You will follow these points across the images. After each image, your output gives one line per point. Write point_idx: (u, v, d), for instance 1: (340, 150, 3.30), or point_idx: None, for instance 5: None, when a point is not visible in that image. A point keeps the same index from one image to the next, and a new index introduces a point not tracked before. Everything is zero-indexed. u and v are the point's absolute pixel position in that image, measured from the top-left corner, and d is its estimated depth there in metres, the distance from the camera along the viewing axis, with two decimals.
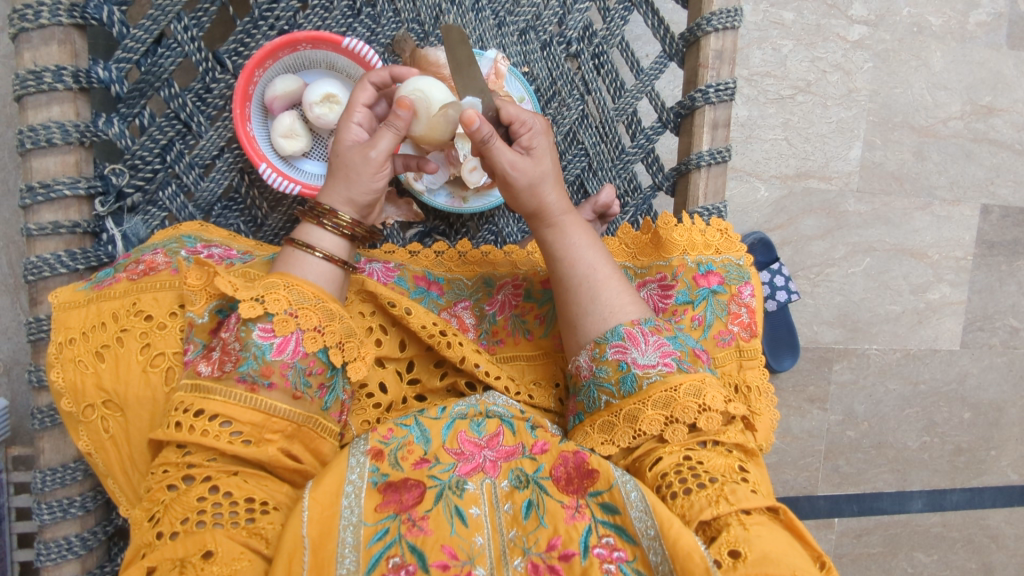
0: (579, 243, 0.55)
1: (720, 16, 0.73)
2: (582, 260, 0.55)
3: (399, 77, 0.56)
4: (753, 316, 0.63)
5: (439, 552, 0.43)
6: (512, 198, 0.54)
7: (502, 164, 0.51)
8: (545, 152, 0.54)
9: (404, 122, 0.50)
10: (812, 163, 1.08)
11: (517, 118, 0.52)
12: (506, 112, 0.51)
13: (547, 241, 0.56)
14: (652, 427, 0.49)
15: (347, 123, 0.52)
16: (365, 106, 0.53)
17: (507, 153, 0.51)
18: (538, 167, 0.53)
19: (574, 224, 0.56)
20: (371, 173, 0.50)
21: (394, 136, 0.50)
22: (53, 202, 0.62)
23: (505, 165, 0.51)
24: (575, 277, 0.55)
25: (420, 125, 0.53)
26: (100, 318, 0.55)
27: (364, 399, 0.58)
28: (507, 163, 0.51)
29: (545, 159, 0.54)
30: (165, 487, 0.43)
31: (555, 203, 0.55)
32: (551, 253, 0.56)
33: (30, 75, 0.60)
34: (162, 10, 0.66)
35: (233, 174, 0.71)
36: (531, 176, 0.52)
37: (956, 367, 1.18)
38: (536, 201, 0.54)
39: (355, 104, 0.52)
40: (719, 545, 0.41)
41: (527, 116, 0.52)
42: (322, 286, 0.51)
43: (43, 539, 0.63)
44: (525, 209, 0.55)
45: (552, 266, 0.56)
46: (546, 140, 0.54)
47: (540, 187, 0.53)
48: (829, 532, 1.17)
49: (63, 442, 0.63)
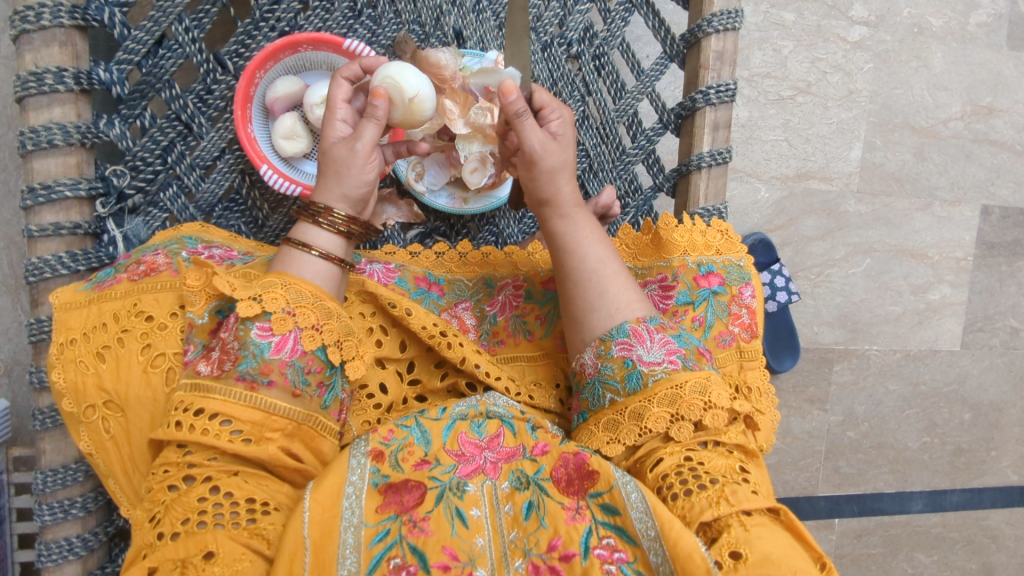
0: (587, 238, 0.55)
1: (721, 18, 0.73)
2: (590, 255, 0.55)
3: (371, 68, 0.56)
4: (754, 317, 0.63)
5: (440, 553, 0.43)
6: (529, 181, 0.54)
7: (529, 142, 0.51)
8: (569, 143, 0.55)
9: (382, 111, 0.51)
10: (812, 164, 1.08)
11: (548, 105, 0.54)
12: (539, 97, 0.53)
13: (558, 233, 0.55)
14: (658, 424, 0.49)
15: (331, 121, 0.52)
16: (344, 101, 0.53)
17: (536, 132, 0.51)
18: (562, 155, 0.53)
19: (586, 219, 0.56)
20: (361, 165, 0.51)
21: (377, 126, 0.51)
22: (54, 203, 0.62)
23: (533, 144, 0.51)
24: (583, 271, 0.54)
25: (398, 111, 0.55)
26: (100, 319, 0.55)
27: (364, 400, 0.58)
28: (536, 141, 0.51)
29: (568, 150, 0.55)
30: (166, 487, 0.44)
31: (570, 195, 0.55)
32: (559, 245, 0.55)
33: (31, 76, 0.60)
34: (163, 11, 0.66)
35: (233, 175, 0.71)
36: (553, 163, 0.53)
37: (956, 368, 1.18)
38: (552, 189, 0.54)
39: (336, 101, 0.52)
40: (719, 547, 0.41)
41: (557, 104, 0.54)
42: (320, 284, 0.51)
43: (44, 540, 0.63)
44: (540, 196, 0.54)
45: (562, 258, 0.55)
46: (569, 133, 0.55)
47: (558, 175, 0.54)
48: (829, 532, 1.17)
49: (64, 443, 0.63)
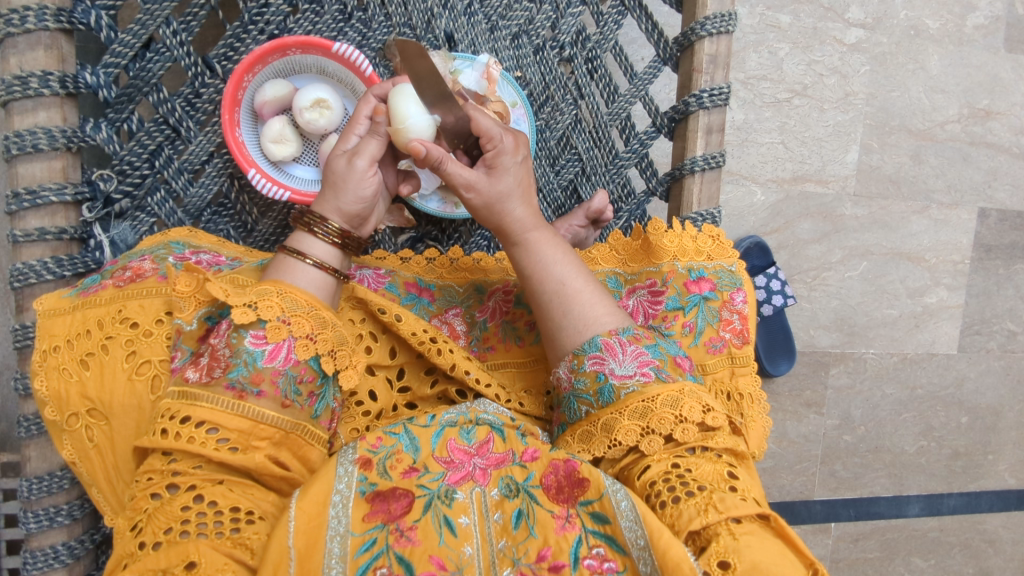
0: (548, 258, 0.55)
1: (714, 21, 0.72)
2: (551, 275, 0.54)
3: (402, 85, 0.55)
4: (745, 323, 0.62)
5: (427, 563, 0.43)
6: (476, 213, 0.54)
7: (458, 182, 0.51)
8: (509, 170, 0.53)
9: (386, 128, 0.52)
10: (808, 167, 1.08)
11: (487, 133, 0.51)
12: (478, 125, 0.51)
13: (515, 257, 0.55)
14: (628, 437, 0.49)
15: (347, 134, 0.53)
16: (368, 118, 0.54)
17: (464, 173, 0.51)
18: (496, 186, 0.53)
19: (546, 238, 0.55)
20: (358, 181, 0.51)
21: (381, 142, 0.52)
22: (39, 208, 0.62)
23: (460, 184, 0.51)
24: (545, 293, 0.54)
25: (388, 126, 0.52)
26: (85, 326, 0.54)
27: (353, 408, 0.58)
28: (463, 183, 0.51)
29: (507, 177, 0.53)
30: (148, 496, 0.43)
31: (520, 220, 0.54)
32: (520, 269, 0.55)
33: (16, 80, 0.59)
34: (151, 14, 0.65)
35: (222, 179, 0.70)
36: (487, 196, 0.53)
37: (953, 372, 1.18)
38: (496, 218, 0.54)
39: (359, 116, 0.54)
40: (708, 556, 0.40)
41: (496, 132, 0.51)
42: (315, 293, 0.50)
43: (30, 547, 0.63)
44: (490, 226, 0.55)
45: (523, 282, 0.55)
46: (515, 158, 0.53)
47: (501, 205, 0.54)
48: (825, 537, 1.17)
49: (49, 450, 0.62)
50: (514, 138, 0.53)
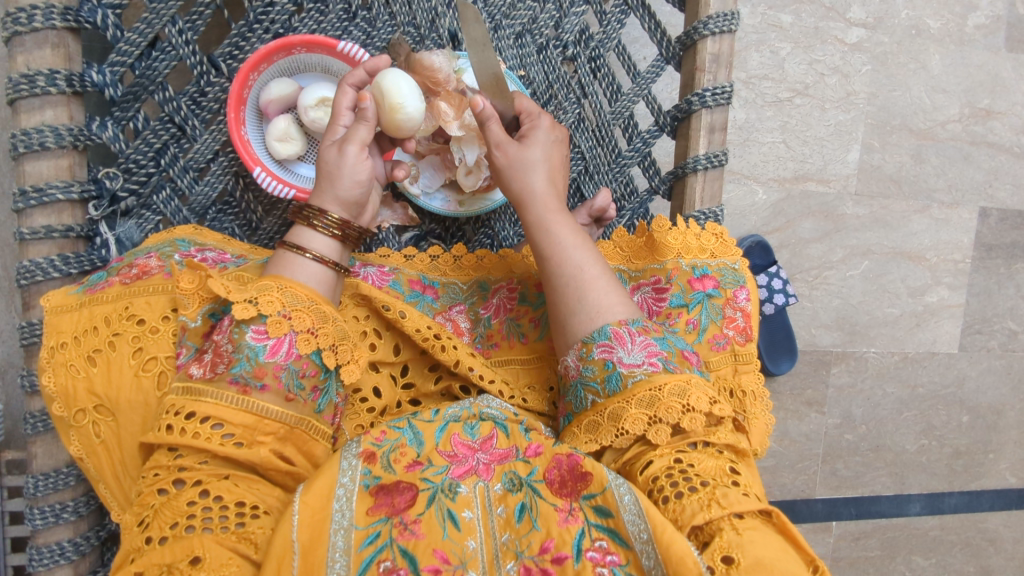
0: (567, 241, 0.55)
1: (717, 20, 0.72)
2: (568, 258, 0.55)
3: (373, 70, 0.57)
4: (748, 320, 0.62)
5: (430, 556, 0.43)
6: (500, 178, 0.58)
7: (492, 138, 0.57)
8: (539, 145, 0.58)
9: (371, 112, 0.53)
10: (810, 166, 1.08)
11: (524, 111, 0.60)
12: (517, 104, 0.60)
13: (533, 235, 0.56)
14: (635, 426, 0.49)
15: (335, 126, 0.54)
16: (350, 109, 0.55)
17: (500, 131, 0.57)
18: (526, 153, 0.57)
19: (566, 222, 0.56)
20: (353, 166, 0.52)
21: (369, 127, 0.53)
22: (45, 206, 0.62)
23: (492, 139, 0.57)
24: (562, 275, 0.55)
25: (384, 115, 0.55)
26: (91, 322, 0.55)
27: (357, 404, 0.58)
28: (496, 139, 0.57)
29: (536, 150, 0.57)
30: (155, 491, 0.43)
31: (542, 194, 0.57)
32: (537, 248, 0.56)
33: (23, 78, 0.60)
34: (157, 13, 0.65)
35: (227, 178, 0.70)
36: (513, 157, 0.57)
37: (954, 371, 1.18)
38: (519, 184, 0.57)
39: (341, 107, 0.54)
40: (712, 551, 0.41)
41: (535, 112, 0.60)
42: (314, 287, 0.50)
43: (36, 544, 0.63)
44: (511, 194, 0.57)
45: (540, 262, 0.56)
46: (548, 137, 0.59)
47: (524, 172, 0.57)
48: (826, 536, 1.17)
49: (55, 447, 0.63)
50: (552, 123, 0.60)
